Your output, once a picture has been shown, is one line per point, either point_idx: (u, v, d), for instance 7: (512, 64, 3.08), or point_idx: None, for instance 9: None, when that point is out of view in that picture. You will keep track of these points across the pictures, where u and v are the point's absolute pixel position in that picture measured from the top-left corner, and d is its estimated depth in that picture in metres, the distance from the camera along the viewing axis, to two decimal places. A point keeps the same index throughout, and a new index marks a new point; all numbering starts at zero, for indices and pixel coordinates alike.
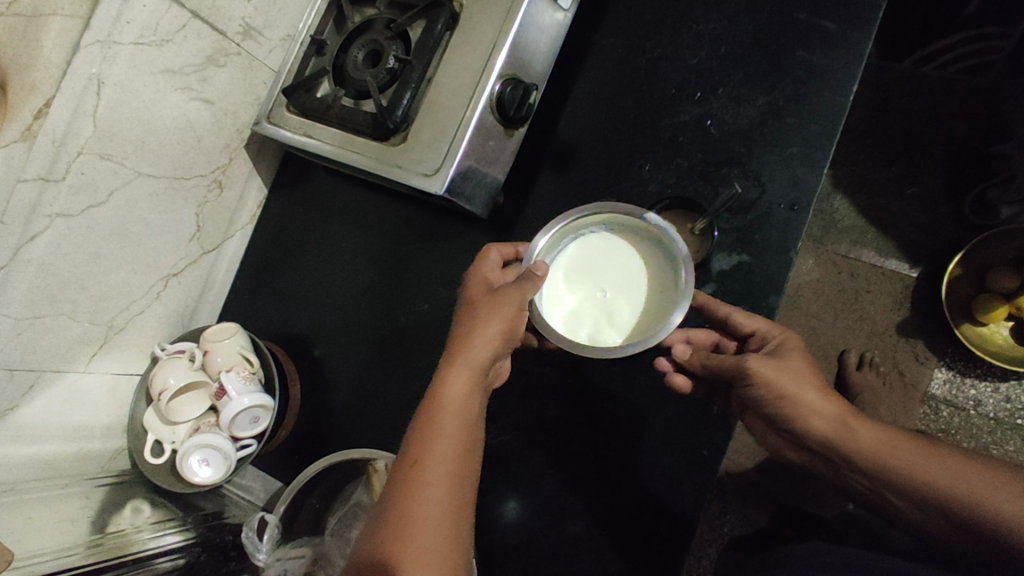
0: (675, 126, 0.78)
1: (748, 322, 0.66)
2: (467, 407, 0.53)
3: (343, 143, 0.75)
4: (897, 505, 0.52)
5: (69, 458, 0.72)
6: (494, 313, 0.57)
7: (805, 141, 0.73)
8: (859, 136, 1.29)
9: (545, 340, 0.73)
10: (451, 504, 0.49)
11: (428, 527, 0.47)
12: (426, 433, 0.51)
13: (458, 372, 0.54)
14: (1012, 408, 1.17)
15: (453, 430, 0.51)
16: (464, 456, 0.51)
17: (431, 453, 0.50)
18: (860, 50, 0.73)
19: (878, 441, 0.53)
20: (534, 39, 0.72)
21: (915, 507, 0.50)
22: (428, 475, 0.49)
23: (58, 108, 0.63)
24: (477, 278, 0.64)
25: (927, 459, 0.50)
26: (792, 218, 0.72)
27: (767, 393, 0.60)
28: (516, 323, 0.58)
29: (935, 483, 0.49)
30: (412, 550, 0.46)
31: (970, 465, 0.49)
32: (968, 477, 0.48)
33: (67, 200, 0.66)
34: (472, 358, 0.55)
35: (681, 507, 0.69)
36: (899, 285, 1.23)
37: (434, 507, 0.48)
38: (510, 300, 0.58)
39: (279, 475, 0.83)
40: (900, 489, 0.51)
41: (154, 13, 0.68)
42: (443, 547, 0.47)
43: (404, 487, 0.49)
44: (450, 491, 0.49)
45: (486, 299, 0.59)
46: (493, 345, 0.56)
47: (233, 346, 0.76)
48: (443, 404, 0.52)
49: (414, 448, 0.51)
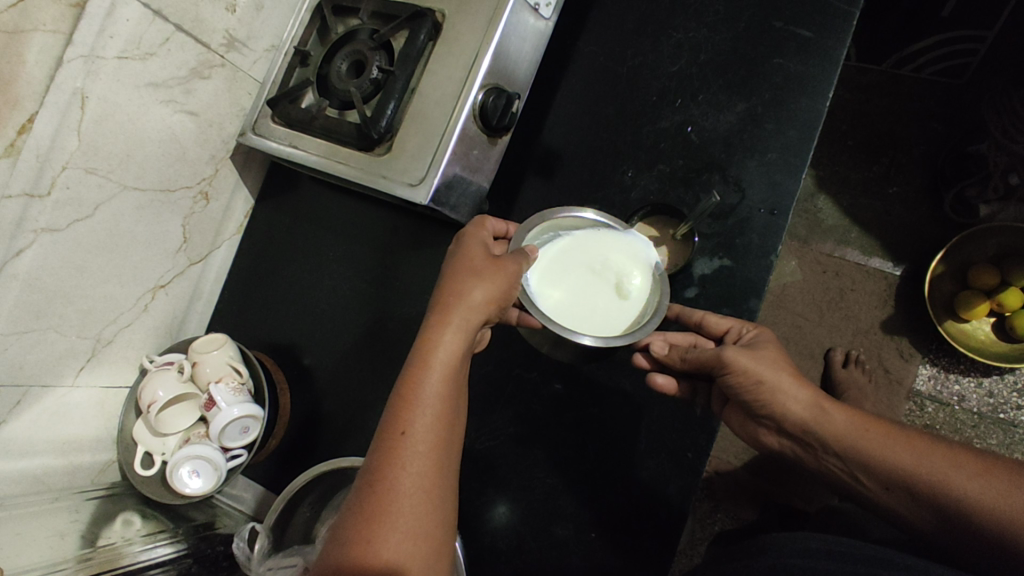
0: (657, 133, 0.80)
1: (721, 323, 0.69)
2: (451, 374, 0.53)
3: (329, 154, 0.76)
4: (867, 486, 0.53)
5: (58, 472, 0.71)
6: (482, 283, 0.57)
7: (784, 147, 0.75)
8: (841, 136, 1.32)
9: (523, 321, 0.71)
10: (437, 472, 0.50)
11: (415, 493, 0.48)
12: (411, 402, 0.51)
13: (445, 341, 0.54)
14: (994, 403, 1.19)
15: (438, 399, 0.52)
16: (448, 425, 0.52)
17: (417, 424, 0.50)
18: (835, 57, 0.75)
19: (849, 425, 0.54)
20: (516, 48, 0.73)
21: (883, 488, 0.52)
22: (415, 440, 0.50)
23: (42, 123, 0.63)
24: (472, 241, 0.63)
25: (895, 442, 0.52)
26: (771, 223, 0.73)
27: (744, 381, 0.61)
28: (506, 294, 0.59)
29: (900, 465, 0.51)
30: (400, 512, 0.47)
31: (935, 447, 0.50)
32: (929, 457, 0.50)
33: (53, 215, 0.66)
34: (459, 327, 0.55)
35: (669, 508, 0.70)
36: (883, 283, 1.25)
37: (420, 476, 0.49)
38: (499, 274, 0.59)
39: (268, 485, 0.83)
40: (869, 471, 0.52)
41: (137, 27, 0.68)
42: (430, 510, 0.49)
43: (388, 455, 0.49)
44: (435, 460, 0.50)
45: (475, 268, 0.59)
46: (480, 315, 0.56)
47: (222, 357, 0.76)
48: (429, 367, 0.53)
49: (399, 416, 0.51)
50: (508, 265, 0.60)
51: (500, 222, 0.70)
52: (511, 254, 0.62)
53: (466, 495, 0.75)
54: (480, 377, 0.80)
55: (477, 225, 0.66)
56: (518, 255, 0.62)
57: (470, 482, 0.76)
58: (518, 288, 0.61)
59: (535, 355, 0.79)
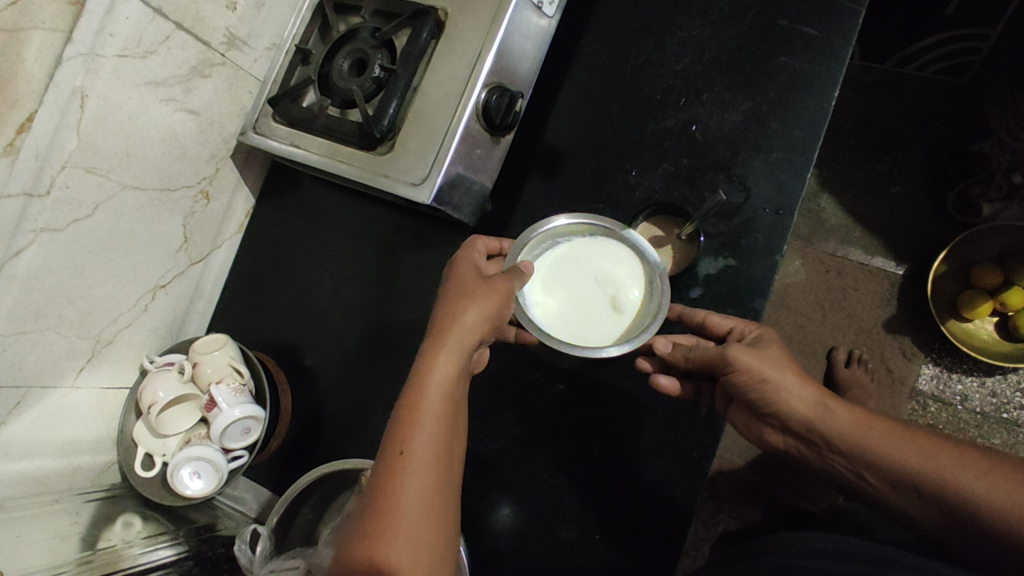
0: (661, 132, 0.79)
1: (723, 322, 0.68)
2: (451, 389, 0.53)
3: (330, 153, 0.75)
4: (872, 484, 0.53)
5: (59, 473, 0.71)
6: (480, 298, 0.57)
7: (789, 146, 0.74)
8: (844, 135, 1.31)
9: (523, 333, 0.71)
10: (438, 490, 0.49)
11: (416, 511, 0.48)
12: (410, 420, 0.51)
13: (444, 358, 0.54)
14: (998, 403, 1.19)
15: (438, 416, 0.51)
16: (449, 441, 0.52)
17: (417, 441, 0.50)
18: (841, 55, 0.74)
19: (853, 422, 0.54)
20: (519, 46, 0.73)
21: (889, 485, 0.51)
22: (415, 458, 0.49)
23: (41, 122, 0.62)
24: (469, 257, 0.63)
25: (900, 440, 0.52)
26: (776, 223, 0.73)
27: (749, 379, 0.61)
28: (504, 309, 0.58)
29: (906, 462, 0.50)
30: (401, 532, 0.47)
31: (940, 445, 0.50)
32: (934, 455, 0.49)
33: (52, 215, 0.66)
34: (457, 343, 0.55)
35: (673, 511, 0.69)
36: (886, 283, 1.25)
37: (421, 494, 0.48)
38: (497, 288, 0.59)
39: (270, 487, 0.83)
40: (875, 469, 0.52)
41: (138, 25, 0.68)
42: (432, 528, 0.48)
43: (389, 474, 0.49)
44: (436, 478, 0.49)
45: (472, 284, 0.59)
46: (479, 330, 0.56)
47: (223, 357, 0.75)
48: (428, 384, 0.52)
49: (399, 434, 0.50)
50: (506, 279, 0.60)
51: (492, 240, 0.68)
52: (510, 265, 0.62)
53: (470, 496, 0.75)
54: (483, 378, 0.79)
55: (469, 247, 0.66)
56: (514, 272, 0.61)
57: (474, 483, 0.75)
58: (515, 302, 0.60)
59: (538, 355, 0.78)
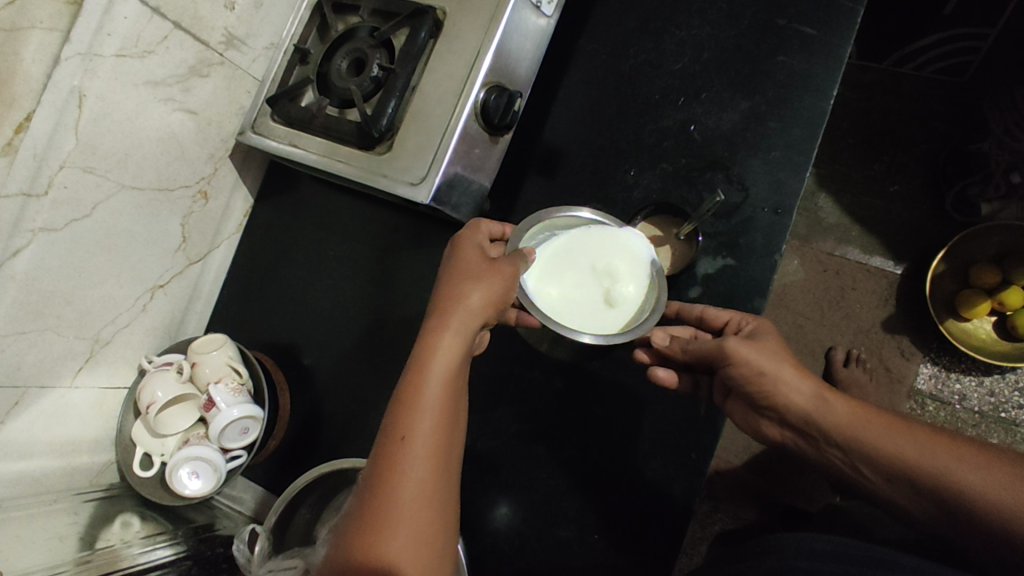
0: (659, 132, 0.79)
1: (720, 315, 0.69)
2: (452, 377, 0.53)
3: (328, 152, 0.75)
4: (868, 477, 0.53)
5: (57, 473, 0.71)
6: (481, 285, 0.57)
7: (788, 146, 0.74)
8: (842, 135, 1.32)
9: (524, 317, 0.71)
10: (438, 478, 0.49)
11: (416, 499, 0.48)
12: (411, 407, 0.50)
13: (445, 346, 0.53)
14: (995, 402, 1.19)
15: (439, 403, 0.51)
16: (449, 429, 0.51)
17: (417, 429, 0.49)
18: (840, 54, 0.74)
19: (850, 415, 0.54)
20: (518, 46, 0.73)
21: (885, 478, 0.52)
22: (415, 445, 0.49)
23: (39, 122, 0.62)
24: (469, 244, 0.63)
25: (896, 433, 0.52)
26: (775, 222, 0.73)
27: (748, 372, 0.61)
28: (504, 296, 0.58)
29: (901, 455, 0.50)
30: (401, 519, 0.47)
31: (937, 438, 0.50)
32: (930, 448, 0.50)
33: (50, 215, 0.65)
34: (458, 330, 0.54)
35: (672, 510, 0.69)
36: (884, 282, 1.25)
37: (421, 482, 0.48)
38: (497, 276, 0.59)
39: (268, 486, 0.83)
40: (871, 461, 0.52)
41: (136, 25, 0.67)
42: (431, 515, 0.48)
43: (389, 461, 0.48)
44: (436, 466, 0.49)
45: (474, 271, 0.59)
46: (479, 317, 0.56)
47: (222, 357, 0.75)
48: (428, 372, 0.52)
49: (399, 421, 0.50)
50: (506, 267, 0.60)
51: (495, 225, 0.68)
52: (509, 256, 0.62)
53: (468, 496, 0.75)
54: (482, 377, 0.79)
55: (473, 228, 0.66)
56: (518, 256, 0.62)
57: (472, 482, 0.75)
58: (515, 289, 0.60)
59: (537, 354, 0.78)
